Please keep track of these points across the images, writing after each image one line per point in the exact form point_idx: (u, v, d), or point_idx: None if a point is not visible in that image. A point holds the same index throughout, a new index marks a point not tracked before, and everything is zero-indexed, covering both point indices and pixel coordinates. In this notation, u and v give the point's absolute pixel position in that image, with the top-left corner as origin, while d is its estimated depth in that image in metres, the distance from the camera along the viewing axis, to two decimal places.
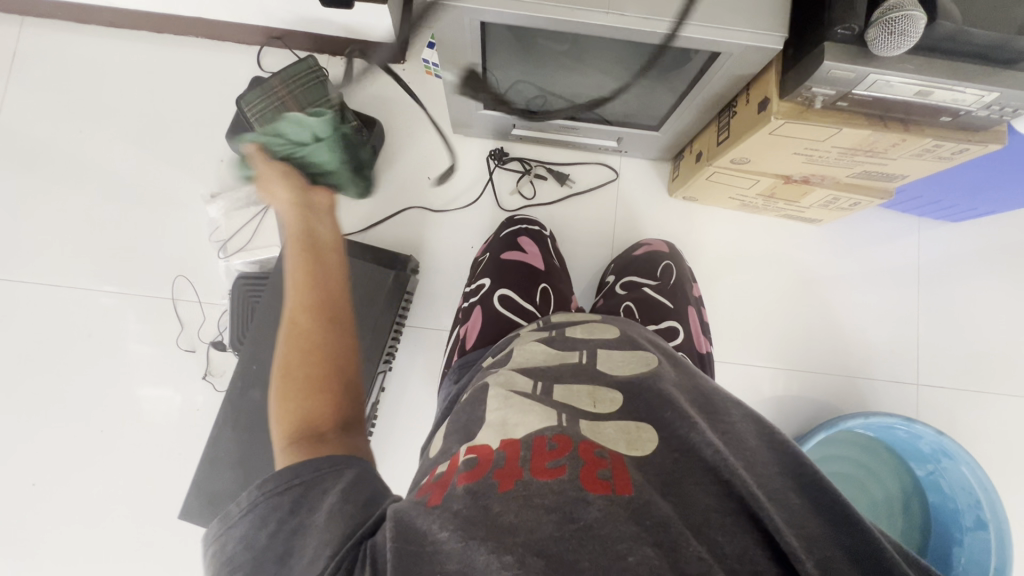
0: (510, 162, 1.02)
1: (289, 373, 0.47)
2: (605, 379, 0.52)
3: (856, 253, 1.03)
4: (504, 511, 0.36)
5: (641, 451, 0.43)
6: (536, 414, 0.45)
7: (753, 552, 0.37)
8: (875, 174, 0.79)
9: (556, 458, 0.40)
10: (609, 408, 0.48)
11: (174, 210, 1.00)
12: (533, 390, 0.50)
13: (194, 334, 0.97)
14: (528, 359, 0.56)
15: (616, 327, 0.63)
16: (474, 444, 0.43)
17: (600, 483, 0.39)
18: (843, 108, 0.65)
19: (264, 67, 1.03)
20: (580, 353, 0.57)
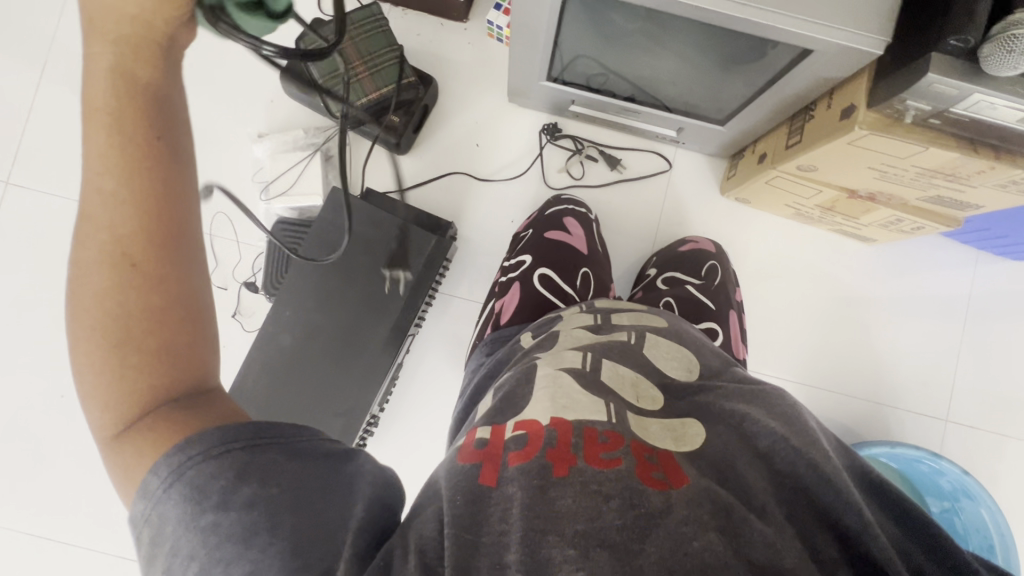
0: (562, 139, 0.99)
1: (102, 315, 0.33)
2: (650, 369, 0.52)
3: (904, 278, 1.00)
4: (562, 495, 0.36)
5: (692, 444, 0.43)
6: (587, 402, 0.44)
7: (819, 540, 0.37)
8: (947, 200, 0.75)
9: (609, 450, 0.40)
10: (653, 406, 0.47)
11: (218, 145, 0.98)
12: (582, 368, 0.49)
13: (228, 272, 0.96)
14: (574, 339, 0.55)
15: (664, 318, 0.62)
16: (521, 420, 0.43)
17: (656, 481, 0.38)
18: (934, 125, 0.62)
19: (323, 9, 1.00)
20: (629, 335, 0.56)
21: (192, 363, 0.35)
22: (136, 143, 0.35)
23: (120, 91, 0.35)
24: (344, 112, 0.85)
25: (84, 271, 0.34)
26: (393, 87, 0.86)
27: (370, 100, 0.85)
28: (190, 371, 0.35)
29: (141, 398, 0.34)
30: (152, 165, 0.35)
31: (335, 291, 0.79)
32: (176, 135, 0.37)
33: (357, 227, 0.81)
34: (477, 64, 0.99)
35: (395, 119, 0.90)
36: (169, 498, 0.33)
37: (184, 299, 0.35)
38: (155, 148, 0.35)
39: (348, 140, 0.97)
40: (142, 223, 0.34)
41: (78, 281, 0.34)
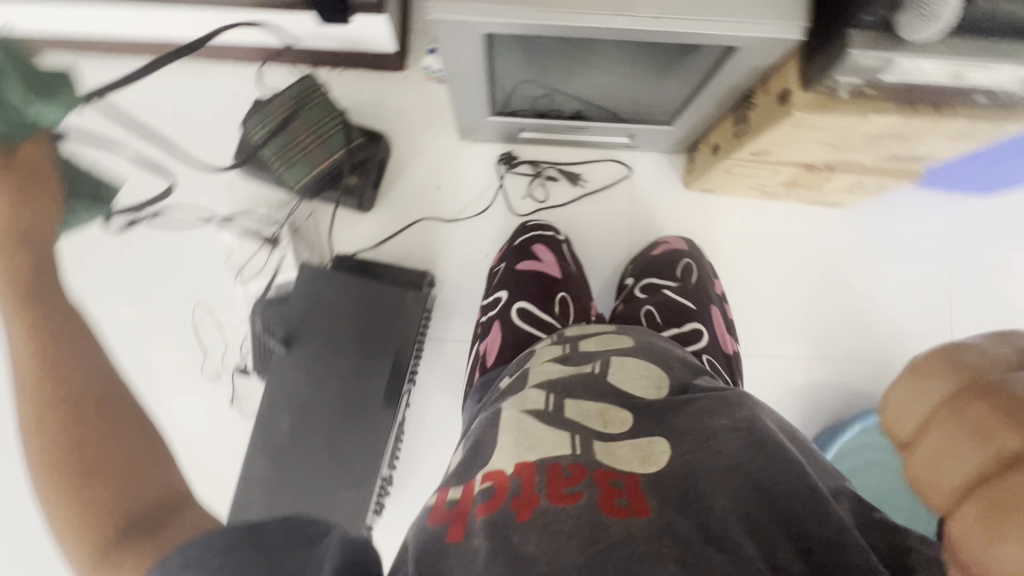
0: (519, 166, 1.00)
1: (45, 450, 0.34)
2: (619, 394, 0.52)
3: (883, 234, 1.00)
4: (525, 540, 0.37)
5: (657, 465, 0.44)
6: (551, 437, 0.46)
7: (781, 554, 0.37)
8: (902, 157, 0.75)
9: (572, 485, 0.41)
10: (621, 429, 0.48)
11: (186, 237, 0.99)
12: (545, 407, 0.50)
13: (218, 361, 0.96)
14: (544, 375, 0.56)
15: (630, 337, 0.62)
16: (488, 471, 0.44)
17: (618, 509, 0.39)
18: (869, 94, 0.62)
19: (264, 85, 1.02)
20: (594, 364, 0.57)
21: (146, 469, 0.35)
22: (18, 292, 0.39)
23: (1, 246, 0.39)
24: (302, 184, 0.87)
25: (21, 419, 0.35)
26: (342, 152, 0.87)
27: (323, 169, 0.86)
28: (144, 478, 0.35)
29: (100, 523, 0.33)
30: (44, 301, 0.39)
31: (323, 364, 0.79)
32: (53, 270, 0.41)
33: (333, 296, 0.81)
34: (422, 109, 1.01)
35: (353, 180, 0.92)
36: None
37: (94, 380, 0.36)
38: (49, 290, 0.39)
39: (311, 209, 0.97)
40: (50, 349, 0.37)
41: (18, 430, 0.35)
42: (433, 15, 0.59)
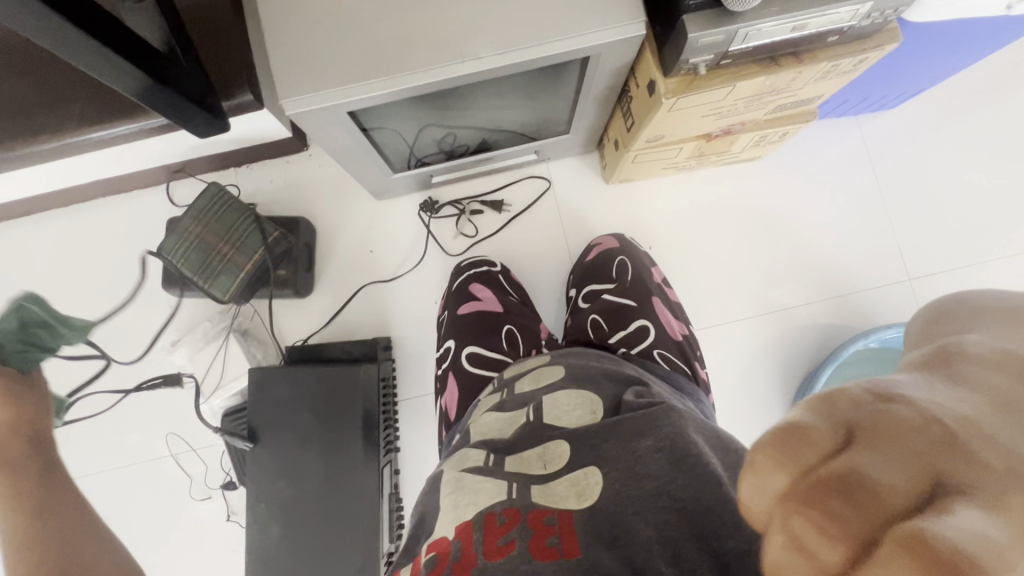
0: (442, 209, 1.00)
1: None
2: (556, 430, 0.53)
3: (808, 172, 1.01)
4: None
5: (590, 498, 0.45)
6: (485, 488, 0.47)
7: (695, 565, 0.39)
8: (790, 104, 0.76)
9: (505, 533, 0.43)
10: (557, 466, 0.49)
11: (140, 369, 0.99)
12: (485, 463, 0.51)
13: (204, 482, 0.95)
14: (483, 432, 0.57)
15: (561, 365, 0.64)
16: (433, 542, 0.45)
17: (548, 551, 0.41)
18: (727, 64, 0.64)
19: (177, 201, 1.02)
20: (529, 407, 0.58)
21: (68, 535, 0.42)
22: None
23: None
24: (230, 294, 0.86)
25: None
26: (263, 251, 0.87)
27: (248, 272, 0.87)
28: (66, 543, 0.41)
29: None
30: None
31: (298, 465, 0.80)
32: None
33: (289, 396, 0.81)
34: (334, 181, 1.02)
35: (283, 272, 0.93)
36: None
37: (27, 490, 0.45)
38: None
39: (253, 307, 0.98)
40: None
41: None
42: (289, 111, 0.59)
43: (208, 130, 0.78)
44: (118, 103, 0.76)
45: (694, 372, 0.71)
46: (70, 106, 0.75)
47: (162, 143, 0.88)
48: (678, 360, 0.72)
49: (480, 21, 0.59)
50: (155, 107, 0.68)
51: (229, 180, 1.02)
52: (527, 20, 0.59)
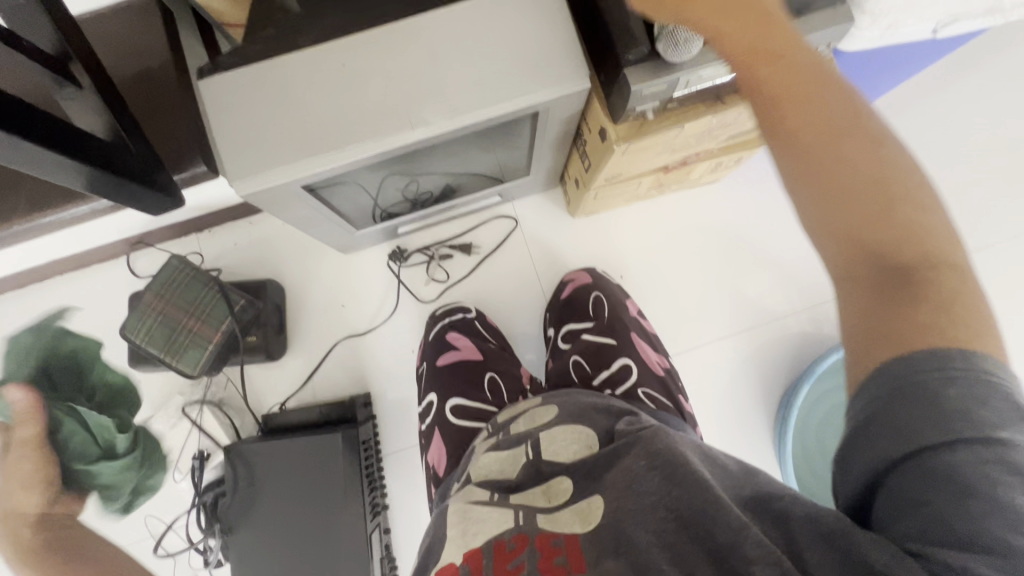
0: (412, 256, 1.00)
1: None
2: (560, 469, 0.52)
3: (769, 189, 1.02)
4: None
5: (593, 520, 0.44)
6: (494, 516, 0.47)
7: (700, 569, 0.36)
8: (741, 134, 0.78)
9: (515, 558, 0.41)
10: (563, 498, 0.48)
11: None
12: (490, 497, 0.50)
13: (187, 562, 0.92)
14: (484, 475, 0.56)
15: (556, 404, 0.63)
16: (441, 568, 0.44)
17: (557, 569, 0.40)
18: (674, 106, 0.65)
19: (138, 272, 1.00)
20: (528, 445, 0.57)
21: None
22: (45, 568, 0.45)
23: None
24: (199, 368, 0.84)
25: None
26: (230, 321, 0.85)
27: (215, 344, 0.84)
28: None
29: None
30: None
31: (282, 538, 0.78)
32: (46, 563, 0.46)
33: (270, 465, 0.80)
34: (300, 237, 1.00)
35: (254, 339, 0.92)
36: None
37: None
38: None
39: (225, 376, 0.95)
40: None
41: None
42: (242, 192, 0.59)
43: (163, 208, 0.77)
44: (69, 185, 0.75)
45: (678, 406, 0.71)
46: (18, 194, 0.74)
47: (117, 218, 0.86)
48: (662, 396, 0.71)
49: (428, 87, 0.59)
50: (103, 192, 0.67)
51: (192, 246, 1.01)
52: (474, 83, 0.59)
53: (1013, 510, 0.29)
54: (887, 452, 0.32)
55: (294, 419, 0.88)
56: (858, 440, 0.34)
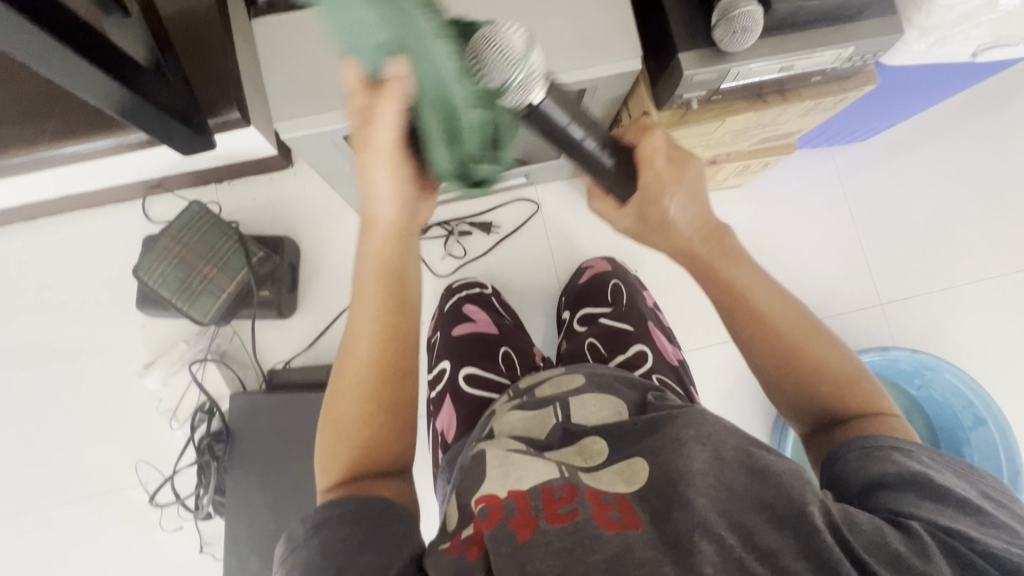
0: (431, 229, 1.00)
1: (359, 375, 0.47)
2: (588, 430, 0.53)
3: (789, 199, 1.02)
4: (530, 561, 0.37)
5: (639, 482, 0.44)
6: (535, 467, 0.46)
7: (765, 534, 0.38)
8: (774, 137, 0.79)
9: (567, 503, 0.41)
10: (600, 459, 0.49)
11: (110, 393, 0.94)
12: (528, 449, 0.50)
13: (175, 512, 0.91)
14: (509, 429, 0.56)
15: (582, 373, 0.64)
16: (480, 496, 0.43)
17: (613, 522, 0.40)
18: (718, 99, 0.66)
19: (153, 217, 0.99)
20: (555, 408, 0.58)
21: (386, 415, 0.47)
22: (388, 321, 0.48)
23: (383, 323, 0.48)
24: (211, 315, 0.84)
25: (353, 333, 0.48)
26: (246, 270, 0.85)
27: (229, 293, 0.84)
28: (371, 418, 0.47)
29: (363, 424, 0.47)
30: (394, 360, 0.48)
31: (286, 491, 0.80)
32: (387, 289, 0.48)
33: (279, 418, 0.82)
34: (319, 199, 1.00)
35: (266, 293, 0.90)
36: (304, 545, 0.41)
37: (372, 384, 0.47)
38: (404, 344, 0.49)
39: (232, 328, 0.94)
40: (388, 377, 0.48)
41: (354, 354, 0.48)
42: (286, 133, 0.59)
43: (192, 146, 0.78)
44: (99, 115, 0.73)
45: (690, 394, 0.72)
46: (45, 118, 0.72)
47: (142, 157, 0.85)
48: (675, 384, 0.72)
49: None
50: (137, 121, 0.67)
51: (210, 196, 1.00)
52: None
53: (1007, 529, 0.39)
54: (882, 475, 0.42)
55: (305, 383, 0.88)
56: (883, 460, 0.42)
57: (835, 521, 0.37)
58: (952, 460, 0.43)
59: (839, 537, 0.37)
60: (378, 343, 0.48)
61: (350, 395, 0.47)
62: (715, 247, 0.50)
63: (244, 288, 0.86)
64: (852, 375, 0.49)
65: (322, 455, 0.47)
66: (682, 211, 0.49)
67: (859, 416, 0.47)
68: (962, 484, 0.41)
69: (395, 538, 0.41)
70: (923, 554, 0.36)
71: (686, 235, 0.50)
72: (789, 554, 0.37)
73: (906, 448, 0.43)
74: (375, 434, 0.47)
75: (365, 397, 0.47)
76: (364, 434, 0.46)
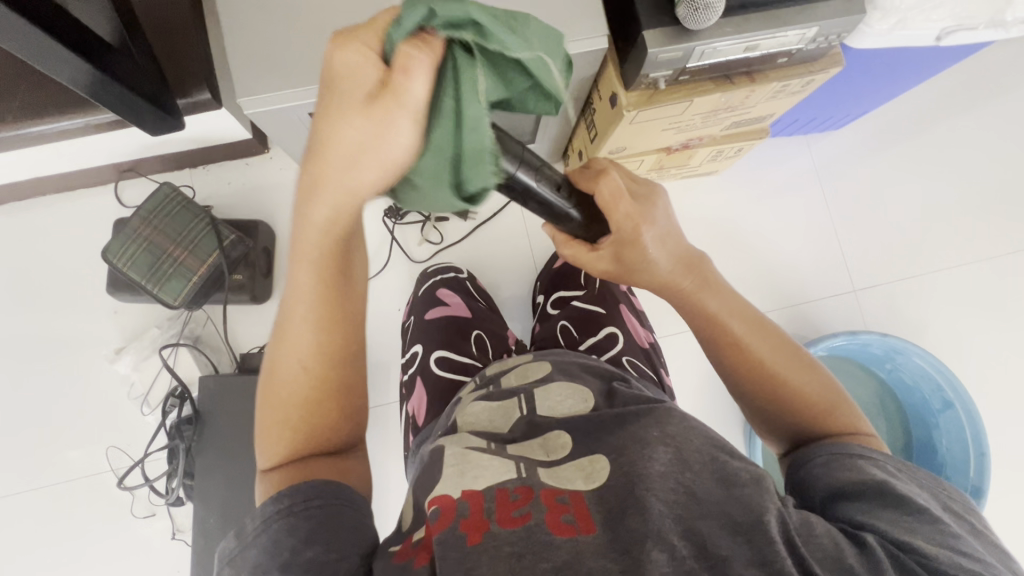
0: (408, 216, 0.99)
1: (300, 353, 0.43)
2: (554, 421, 0.53)
3: (764, 185, 1.03)
4: (477, 565, 0.36)
5: (599, 480, 0.43)
6: (493, 465, 0.45)
7: (719, 541, 0.38)
8: (744, 121, 0.79)
9: (520, 506, 0.41)
10: (562, 454, 0.48)
11: (80, 379, 0.93)
12: (487, 445, 0.49)
13: (147, 498, 0.90)
14: (472, 421, 0.56)
15: (548, 361, 0.64)
16: (434, 496, 0.42)
17: (565, 527, 0.39)
18: (686, 79, 0.66)
19: (125, 201, 0.98)
20: (519, 399, 0.58)
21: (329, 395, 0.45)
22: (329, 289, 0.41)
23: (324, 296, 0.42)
24: (181, 299, 0.83)
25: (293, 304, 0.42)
26: (218, 253, 0.84)
27: (201, 276, 0.83)
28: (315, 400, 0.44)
29: (305, 407, 0.44)
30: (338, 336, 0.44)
31: (257, 478, 0.79)
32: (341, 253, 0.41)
33: (251, 404, 0.82)
34: (295, 184, 0.99)
35: (239, 277, 0.90)
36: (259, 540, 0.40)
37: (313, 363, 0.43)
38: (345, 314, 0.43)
39: (206, 314, 0.93)
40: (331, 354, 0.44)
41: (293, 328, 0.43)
42: (249, 110, 0.58)
43: (161, 129, 0.76)
44: (65, 97, 0.72)
45: (660, 377, 0.72)
46: (8, 98, 0.70)
47: (111, 140, 0.84)
48: (645, 367, 0.72)
49: None
50: (105, 100, 0.65)
51: (184, 181, 0.98)
52: None
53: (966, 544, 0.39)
54: (845, 483, 0.42)
55: None
56: (843, 466, 0.43)
57: (789, 532, 0.38)
58: (920, 475, 0.44)
59: (793, 548, 0.37)
60: (321, 325, 0.42)
61: (295, 385, 0.43)
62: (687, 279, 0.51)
63: (217, 272, 0.86)
64: (831, 405, 0.49)
65: (263, 436, 0.45)
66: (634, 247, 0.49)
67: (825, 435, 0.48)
68: (927, 498, 0.42)
69: (349, 534, 0.41)
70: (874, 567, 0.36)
71: (665, 273, 0.50)
72: (739, 561, 0.37)
73: (874, 460, 0.44)
74: (318, 421, 0.44)
75: (312, 384, 0.43)
76: (306, 423, 0.44)
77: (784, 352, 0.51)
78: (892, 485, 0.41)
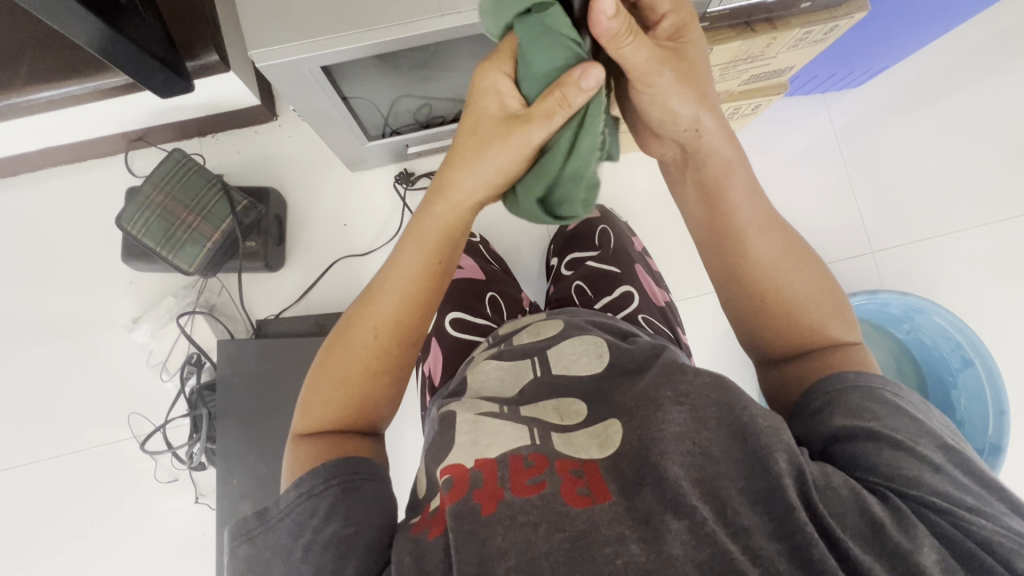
0: (419, 180, 0.97)
1: (370, 326, 0.47)
2: (569, 385, 0.53)
3: (782, 146, 1.01)
4: (492, 536, 0.37)
5: (613, 446, 0.43)
6: (508, 430, 0.45)
7: (739, 508, 0.37)
8: (764, 74, 0.78)
9: (534, 474, 0.41)
10: (576, 420, 0.48)
11: (99, 348, 0.94)
12: (501, 410, 0.49)
13: (170, 464, 0.92)
14: (483, 382, 0.56)
15: (561, 319, 0.63)
16: (447, 464, 0.42)
17: (581, 498, 0.39)
18: (704, 27, 0.64)
19: (136, 171, 0.97)
20: (533, 360, 0.57)
21: (382, 377, 0.47)
22: (421, 274, 0.47)
23: (415, 282, 0.47)
24: (196, 265, 0.83)
25: (382, 280, 0.47)
26: (231, 219, 0.84)
27: (214, 242, 0.84)
28: (372, 377, 0.47)
29: (358, 380, 0.46)
30: (406, 325, 0.47)
31: (272, 445, 0.81)
32: (448, 257, 0.49)
33: (263, 369, 0.82)
34: (305, 151, 0.98)
35: (253, 244, 0.90)
36: (274, 525, 0.40)
37: (378, 343, 0.47)
38: (427, 308, 0.49)
39: (221, 282, 0.94)
40: (395, 341, 0.47)
41: (369, 300, 0.47)
42: (258, 62, 0.57)
43: (172, 91, 0.75)
44: (71, 63, 0.70)
45: (677, 335, 0.72)
46: (16, 63, 0.69)
47: (121, 106, 0.83)
48: (661, 324, 0.72)
49: None
50: (117, 62, 0.64)
51: (194, 149, 0.98)
52: None
53: (980, 495, 0.38)
54: (847, 427, 0.41)
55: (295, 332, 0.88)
56: (845, 406, 0.42)
57: (808, 491, 0.37)
58: (913, 396, 0.44)
59: (811, 511, 0.37)
60: (405, 307, 0.47)
61: (360, 352, 0.46)
62: (719, 152, 0.47)
63: (232, 238, 0.86)
64: (815, 319, 0.47)
65: (306, 400, 0.47)
66: (643, 108, 0.45)
67: (815, 350, 0.47)
68: (932, 441, 0.40)
69: (363, 504, 0.41)
70: (901, 525, 0.36)
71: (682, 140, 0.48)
72: (761, 529, 0.36)
73: (874, 389, 0.43)
74: (366, 396, 0.47)
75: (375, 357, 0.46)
76: (359, 392, 0.46)
77: (782, 240, 0.48)
78: (897, 428, 0.40)
